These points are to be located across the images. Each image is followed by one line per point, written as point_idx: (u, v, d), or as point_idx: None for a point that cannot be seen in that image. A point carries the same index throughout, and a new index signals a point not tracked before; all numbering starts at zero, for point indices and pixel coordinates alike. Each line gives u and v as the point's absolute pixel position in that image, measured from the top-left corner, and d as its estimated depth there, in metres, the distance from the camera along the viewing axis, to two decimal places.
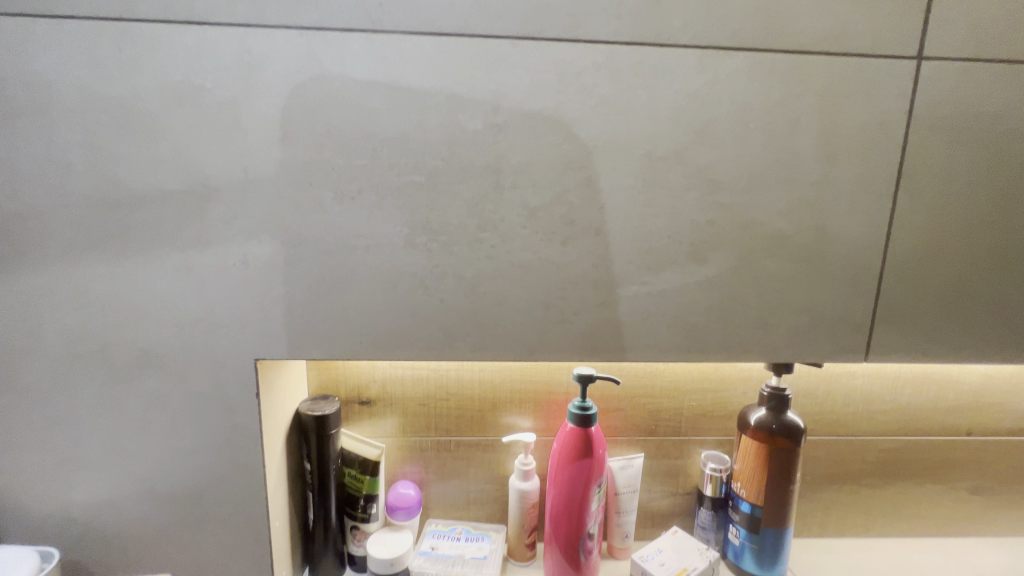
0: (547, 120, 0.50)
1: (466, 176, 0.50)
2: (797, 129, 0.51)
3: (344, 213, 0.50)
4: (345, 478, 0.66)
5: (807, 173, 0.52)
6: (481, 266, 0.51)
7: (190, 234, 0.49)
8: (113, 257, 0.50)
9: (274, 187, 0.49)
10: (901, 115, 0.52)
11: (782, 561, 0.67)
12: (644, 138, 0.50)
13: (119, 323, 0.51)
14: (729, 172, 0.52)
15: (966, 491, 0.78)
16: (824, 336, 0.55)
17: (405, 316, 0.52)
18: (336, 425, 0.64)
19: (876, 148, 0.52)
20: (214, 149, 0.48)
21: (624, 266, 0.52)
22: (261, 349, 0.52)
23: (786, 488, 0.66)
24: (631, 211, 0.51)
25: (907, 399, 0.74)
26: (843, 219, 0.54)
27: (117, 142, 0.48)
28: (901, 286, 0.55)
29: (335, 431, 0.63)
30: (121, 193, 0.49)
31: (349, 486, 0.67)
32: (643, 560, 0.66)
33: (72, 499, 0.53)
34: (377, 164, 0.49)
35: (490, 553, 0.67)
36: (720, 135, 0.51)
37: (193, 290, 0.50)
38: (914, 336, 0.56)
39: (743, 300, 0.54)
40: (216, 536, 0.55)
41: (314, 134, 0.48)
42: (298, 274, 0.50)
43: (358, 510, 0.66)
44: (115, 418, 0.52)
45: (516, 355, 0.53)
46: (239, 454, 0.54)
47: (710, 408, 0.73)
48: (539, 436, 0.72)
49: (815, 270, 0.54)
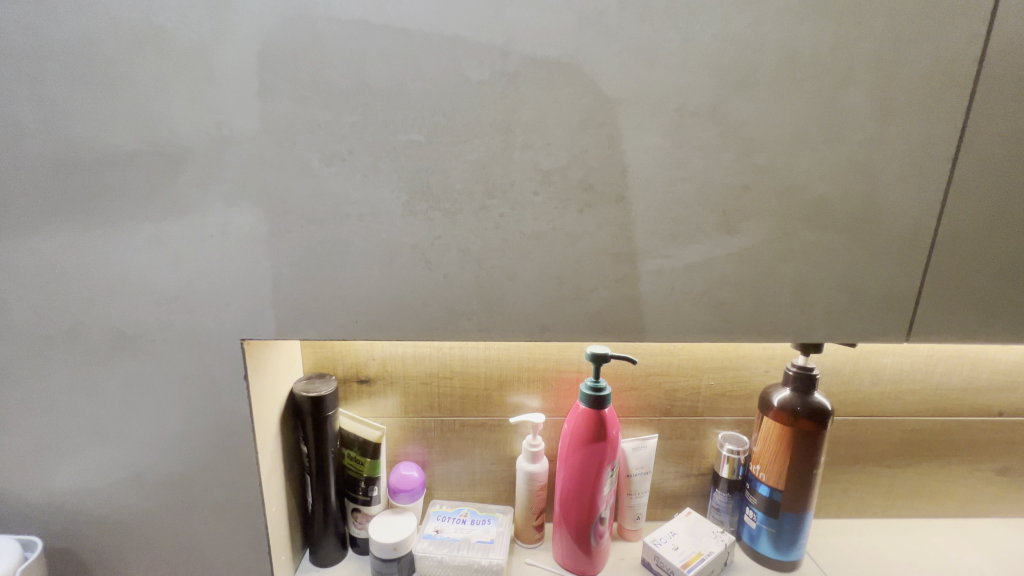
0: (564, 69, 0.43)
1: (471, 134, 0.44)
2: (851, 79, 0.45)
3: (333, 177, 0.44)
4: (346, 459, 0.64)
5: (859, 132, 0.46)
6: (488, 237, 0.46)
7: (161, 200, 0.44)
8: (79, 227, 0.44)
9: (253, 147, 0.43)
10: (972, 63, 0.45)
11: (801, 545, 0.65)
12: (675, 90, 0.44)
13: (89, 300, 0.46)
14: (771, 130, 0.45)
15: (993, 472, 0.75)
16: (867, 315, 0.50)
17: (404, 293, 0.47)
18: (333, 406, 0.60)
19: (938, 102, 0.46)
20: (183, 103, 0.42)
21: (647, 238, 0.47)
22: (247, 328, 0.47)
23: (809, 473, 0.62)
24: (657, 175, 0.45)
25: (939, 378, 0.70)
26: (897, 184, 0.47)
27: (73, 96, 0.42)
28: (953, 261, 0.49)
29: (332, 412, 0.60)
30: (81, 154, 0.43)
31: (350, 468, 0.64)
32: (655, 544, 0.64)
33: (55, 486, 0.50)
34: (369, 120, 0.43)
35: (497, 536, 0.64)
36: (762, 86, 0.44)
37: (168, 263, 0.45)
38: (963, 315, 0.51)
39: (778, 276, 0.49)
40: (208, 524, 0.52)
41: (297, 85, 0.42)
42: (284, 247, 0.45)
43: (360, 492, 0.64)
44: (93, 402, 0.49)
45: (526, 335, 0.48)
46: (228, 439, 0.50)
47: (729, 388, 0.69)
48: (549, 416, 0.68)
49: (863, 242, 0.48)
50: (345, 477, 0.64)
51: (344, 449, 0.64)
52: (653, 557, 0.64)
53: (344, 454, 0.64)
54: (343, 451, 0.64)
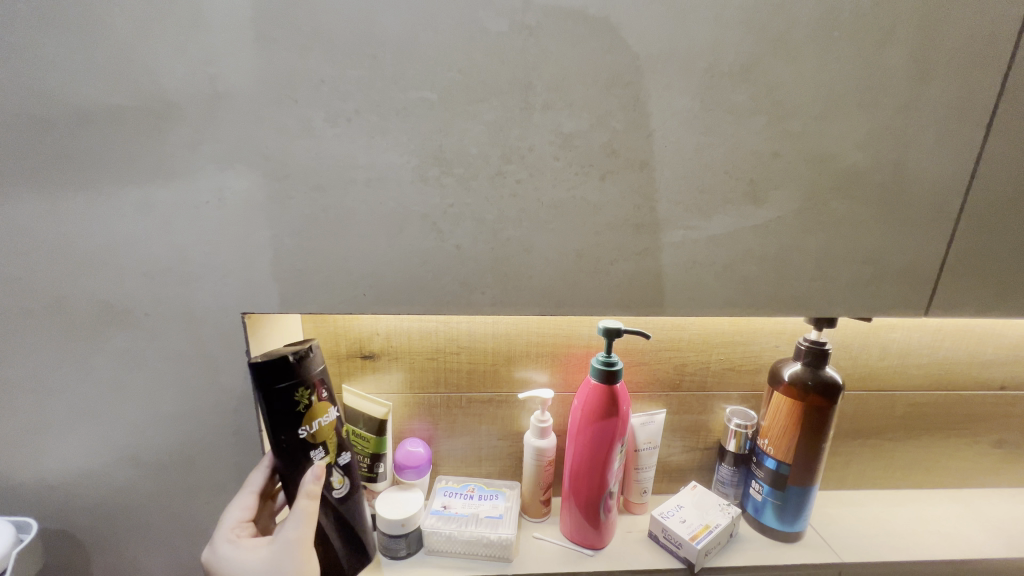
0: (589, 23, 0.40)
1: (487, 93, 0.41)
2: (891, 38, 0.42)
3: (338, 137, 0.41)
4: (338, 443, 0.50)
5: (894, 96, 0.43)
6: (504, 206, 0.43)
7: (149, 162, 0.40)
8: (59, 193, 0.41)
9: (249, 104, 0.39)
10: (1012, 26, 0.43)
11: (805, 516, 0.65)
12: (707, 47, 0.41)
13: (72, 271, 0.43)
14: (805, 92, 0.43)
15: (989, 445, 0.77)
16: (890, 290, 0.49)
17: (414, 264, 0.44)
18: (280, 379, 0.44)
19: (978, 66, 0.43)
20: (170, 53, 0.38)
21: (671, 206, 0.44)
22: (247, 301, 0.44)
23: (817, 446, 0.62)
24: (683, 140, 0.43)
25: (945, 352, 0.70)
26: (929, 153, 0.45)
27: (44, 43, 0.38)
28: (980, 234, 0.48)
29: (281, 385, 0.44)
30: (57, 110, 0.39)
31: (333, 456, 0.49)
32: (663, 517, 0.64)
33: (45, 468, 0.48)
34: (377, 75, 0.40)
35: (505, 511, 0.63)
36: (799, 45, 0.42)
37: (159, 231, 0.42)
38: (983, 290, 0.50)
39: (803, 249, 0.47)
40: (210, 504, 0.50)
41: (297, 35, 0.38)
42: (286, 214, 0.42)
43: (334, 482, 0.50)
44: (82, 379, 0.46)
45: (542, 309, 0.46)
46: (229, 418, 0.48)
47: (738, 362, 0.68)
48: (557, 392, 0.67)
49: (891, 212, 0.47)
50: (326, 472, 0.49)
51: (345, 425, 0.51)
52: (660, 530, 0.63)
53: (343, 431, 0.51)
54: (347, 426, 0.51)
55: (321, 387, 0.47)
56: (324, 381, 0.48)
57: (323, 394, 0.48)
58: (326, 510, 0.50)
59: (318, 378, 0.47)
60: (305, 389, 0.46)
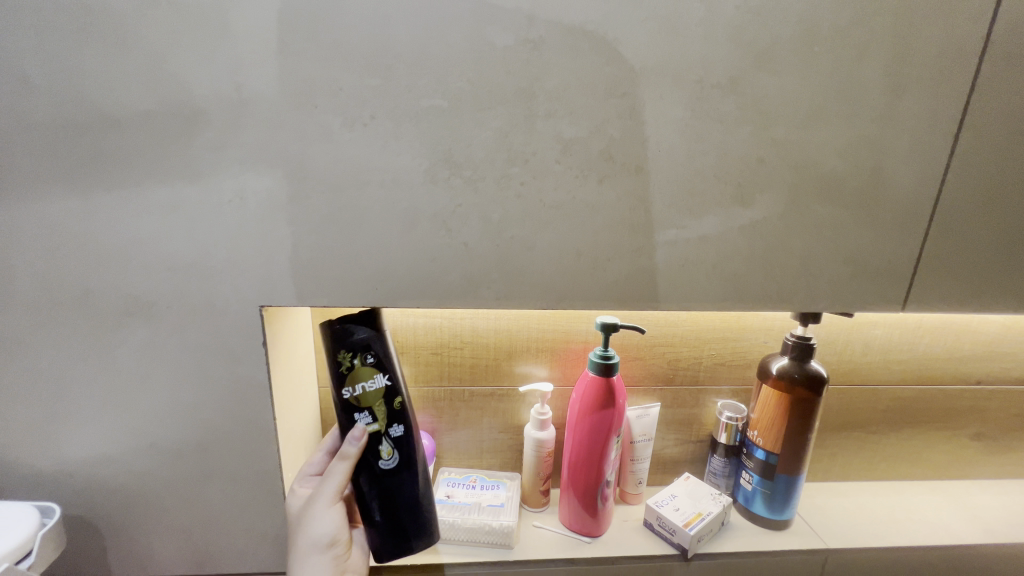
0: (589, 37, 0.43)
1: (494, 102, 0.44)
2: (867, 53, 0.46)
3: (355, 141, 0.44)
4: (388, 412, 0.49)
5: (870, 106, 0.47)
6: (509, 206, 0.46)
7: (176, 164, 0.43)
8: (90, 192, 0.43)
9: (272, 110, 0.42)
10: (977, 42, 0.46)
11: (793, 505, 0.68)
12: (698, 60, 0.44)
13: (100, 266, 0.45)
14: (788, 103, 0.46)
15: (967, 438, 0.80)
16: (868, 286, 0.52)
17: (424, 261, 0.47)
18: (334, 340, 0.47)
19: (947, 79, 0.47)
20: (199, 62, 0.41)
21: (664, 207, 0.48)
22: (266, 295, 0.47)
23: (804, 437, 0.65)
24: (676, 145, 0.46)
25: (925, 348, 0.74)
26: (903, 159, 0.49)
27: (81, 51, 0.41)
28: (951, 235, 0.52)
29: (333, 346, 0.47)
30: (92, 115, 0.42)
31: (383, 424, 0.49)
32: (658, 506, 0.66)
33: (68, 455, 0.50)
34: (392, 84, 0.43)
35: (507, 500, 0.66)
36: (782, 59, 0.45)
37: (184, 228, 0.45)
38: (955, 287, 0.53)
39: (787, 247, 0.50)
40: (225, 491, 0.53)
41: (319, 47, 0.41)
42: (304, 213, 0.45)
43: (383, 453, 0.49)
44: (106, 370, 0.48)
45: (543, 304, 0.49)
46: (246, 407, 0.50)
47: (729, 358, 0.72)
48: (556, 386, 0.70)
49: (868, 214, 0.50)
50: (374, 440, 0.49)
51: (399, 394, 0.50)
52: (655, 518, 0.66)
53: (400, 400, 0.50)
54: (403, 396, 0.50)
55: (368, 351, 0.48)
56: (374, 345, 0.48)
57: (369, 357, 0.48)
58: (373, 479, 0.50)
59: (363, 342, 0.48)
60: (347, 351, 0.47)
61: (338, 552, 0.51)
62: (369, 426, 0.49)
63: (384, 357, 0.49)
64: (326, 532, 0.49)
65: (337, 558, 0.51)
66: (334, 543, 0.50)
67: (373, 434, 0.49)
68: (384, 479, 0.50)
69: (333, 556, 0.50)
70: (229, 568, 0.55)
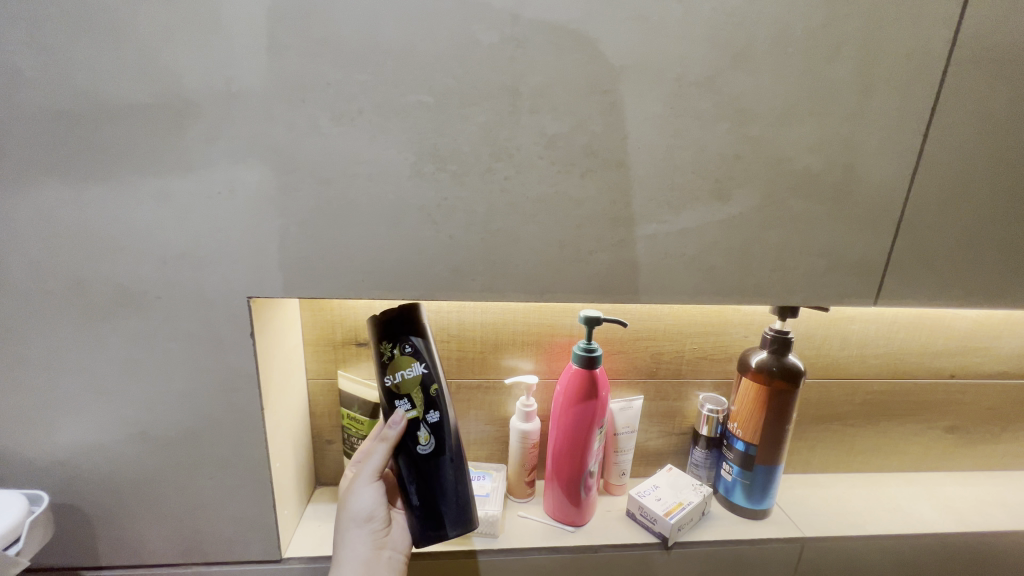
0: (571, 36, 0.44)
1: (479, 97, 0.45)
2: (839, 54, 0.47)
3: (343, 135, 0.45)
4: (424, 399, 0.53)
5: (842, 106, 0.49)
6: (495, 200, 0.47)
7: (167, 155, 0.44)
8: (81, 183, 0.44)
9: (262, 104, 0.43)
10: (943, 45, 0.48)
11: (771, 495, 0.70)
12: (676, 60, 0.46)
13: (91, 256, 0.46)
14: (763, 102, 0.48)
15: (942, 430, 0.83)
16: (841, 280, 0.54)
17: (411, 253, 0.48)
18: (381, 332, 0.53)
19: (915, 81, 0.49)
20: (190, 56, 0.42)
21: (644, 202, 0.49)
22: (255, 286, 0.48)
23: (782, 428, 0.67)
24: (656, 142, 0.48)
25: (900, 342, 0.76)
26: (874, 157, 0.51)
27: (73, 43, 0.41)
28: (920, 231, 0.54)
29: (381, 338, 0.53)
30: (83, 106, 0.42)
31: (420, 410, 0.53)
32: (640, 496, 0.68)
33: (58, 444, 0.51)
34: (380, 79, 0.44)
35: (492, 490, 0.68)
36: (758, 59, 0.47)
37: (174, 219, 0.45)
38: (924, 281, 0.55)
39: (763, 242, 0.52)
40: (214, 479, 0.53)
41: (307, 42, 0.42)
42: (293, 205, 0.46)
43: (420, 437, 0.53)
44: (96, 359, 0.49)
45: (527, 295, 0.50)
46: (234, 396, 0.51)
47: (710, 351, 0.73)
48: (541, 379, 0.71)
49: (840, 210, 0.52)
50: (413, 425, 0.54)
51: (434, 382, 0.53)
52: (637, 508, 0.68)
53: (436, 388, 0.54)
54: (437, 384, 0.53)
55: (406, 342, 0.53)
56: (412, 337, 0.53)
57: (407, 347, 0.53)
58: (410, 461, 0.54)
59: (402, 334, 0.53)
60: (390, 343, 0.53)
61: (376, 527, 0.55)
62: (408, 412, 0.53)
63: (421, 348, 0.53)
64: (365, 506, 0.54)
65: (376, 533, 0.55)
66: (372, 518, 0.55)
67: (411, 420, 0.53)
68: (420, 463, 0.54)
69: (372, 530, 0.54)
70: (218, 556, 0.56)
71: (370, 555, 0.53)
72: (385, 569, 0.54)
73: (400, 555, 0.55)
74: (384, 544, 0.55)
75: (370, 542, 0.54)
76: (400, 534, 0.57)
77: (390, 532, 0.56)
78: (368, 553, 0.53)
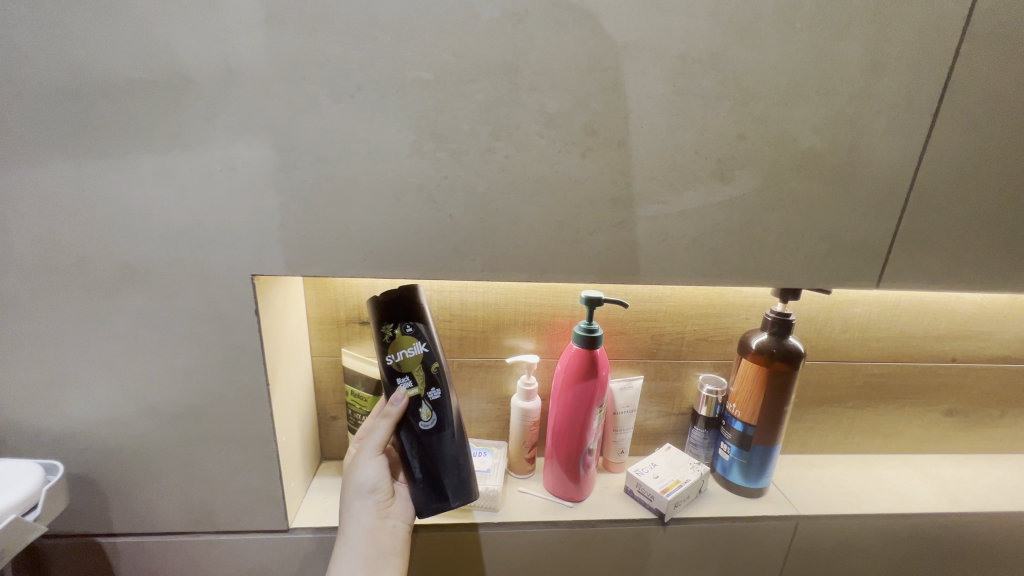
0: (572, 10, 0.43)
1: (479, 74, 0.44)
2: (849, 29, 0.46)
3: (342, 113, 0.44)
4: (426, 376, 0.54)
5: (850, 84, 0.48)
6: (494, 179, 0.47)
7: (167, 133, 0.44)
8: (83, 160, 0.44)
9: (261, 81, 0.43)
10: (957, 22, 0.47)
11: (768, 474, 0.71)
12: (680, 36, 0.45)
13: (96, 233, 0.46)
14: (768, 79, 0.47)
15: (941, 414, 0.83)
16: (843, 262, 0.54)
17: (410, 232, 0.48)
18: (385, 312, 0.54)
19: (927, 58, 0.47)
20: (187, 31, 0.42)
21: (645, 182, 0.49)
22: (257, 264, 0.48)
23: (780, 409, 0.67)
24: (658, 121, 0.47)
25: (902, 326, 0.76)
26: (880, 137, 0.50)
27: (68, 18, 0.41)
28: (926, 214, 0.53)
29: (382, 319, 0.53)
30: (82, 82, 0.42)
31: (421, 388, 0.54)
32: (638, 473, 0.69)
33: (70, 417, 0.52)
34: (378, 56, 0.43)
35: (493, 466, 0.69)
36: (764, 35, 0.46)
37: (176, 196, 0.46)
38: (928, 265, 0.55)
39: (765, 224, 0.51)
40: (221, 452, 0.55)
41: (305, 16, 0.42)
42: (293, 183, 0.46)
43: (422, 414, 0.54)
44: (103, 334, 0.50)
45: (526, 275, 0.51)
46: (239, 372, 0.52)
47: (711, 332, 0.74)
48: (542, 358, 0.72)
49: (845, 191, 0.51)
50: (415, 402, 0.54)
51: (435, 360, 0.54)
52: (634, 485, 0.69)
53: (438, 366, 0.55)
54: (438, 362, 0.54)
55: (407, 322, 0.53)
56: (414, 317, 0.54)
57: (409, 327, 0.53)
58: (413, 437, 0.55)
59: (404, 314, 0.53)
60: (391, 323, 0.53)
61: (381, 498, 0.57)
62: (410, 390, 0.54)
63: (422, 327, 0.54)
64: (369, 478, 0.56)
65: (380, 503, 0.57)
66: (376, 489, 0.56)
67: (414, 398, 0.54)
68: (422, 438, 0.55)
69: (376, 501, 0.56)
70: (226, 525, 0.58)
71: (373, 524, 0.55)
72: (388, 538, 0.56)
73: (403, 524, 0.57)
74: (387, 514, 0.57)
75: (374, 512, 0.56)
76: (404, 505, 0.59)
77: (393, 503, 0.58)
78: (371, 522, 0.55)
